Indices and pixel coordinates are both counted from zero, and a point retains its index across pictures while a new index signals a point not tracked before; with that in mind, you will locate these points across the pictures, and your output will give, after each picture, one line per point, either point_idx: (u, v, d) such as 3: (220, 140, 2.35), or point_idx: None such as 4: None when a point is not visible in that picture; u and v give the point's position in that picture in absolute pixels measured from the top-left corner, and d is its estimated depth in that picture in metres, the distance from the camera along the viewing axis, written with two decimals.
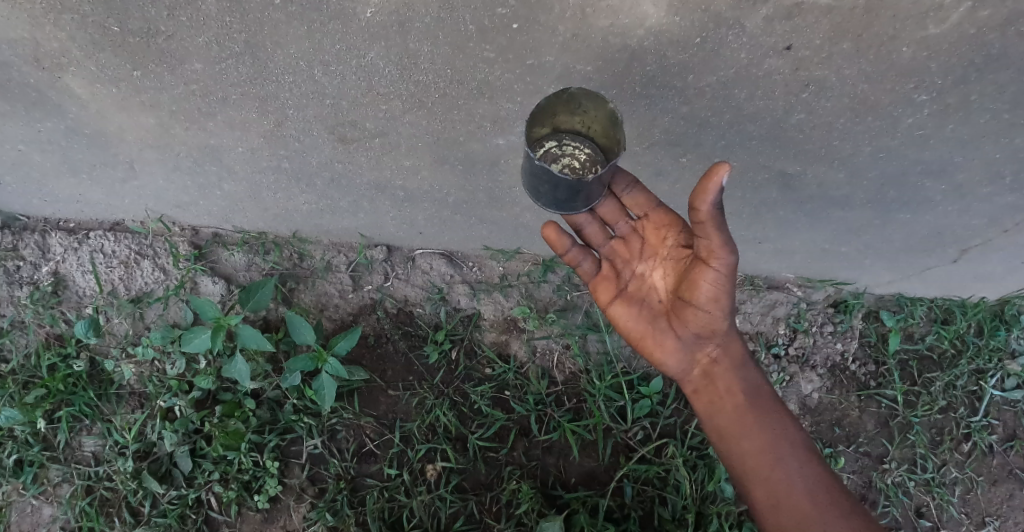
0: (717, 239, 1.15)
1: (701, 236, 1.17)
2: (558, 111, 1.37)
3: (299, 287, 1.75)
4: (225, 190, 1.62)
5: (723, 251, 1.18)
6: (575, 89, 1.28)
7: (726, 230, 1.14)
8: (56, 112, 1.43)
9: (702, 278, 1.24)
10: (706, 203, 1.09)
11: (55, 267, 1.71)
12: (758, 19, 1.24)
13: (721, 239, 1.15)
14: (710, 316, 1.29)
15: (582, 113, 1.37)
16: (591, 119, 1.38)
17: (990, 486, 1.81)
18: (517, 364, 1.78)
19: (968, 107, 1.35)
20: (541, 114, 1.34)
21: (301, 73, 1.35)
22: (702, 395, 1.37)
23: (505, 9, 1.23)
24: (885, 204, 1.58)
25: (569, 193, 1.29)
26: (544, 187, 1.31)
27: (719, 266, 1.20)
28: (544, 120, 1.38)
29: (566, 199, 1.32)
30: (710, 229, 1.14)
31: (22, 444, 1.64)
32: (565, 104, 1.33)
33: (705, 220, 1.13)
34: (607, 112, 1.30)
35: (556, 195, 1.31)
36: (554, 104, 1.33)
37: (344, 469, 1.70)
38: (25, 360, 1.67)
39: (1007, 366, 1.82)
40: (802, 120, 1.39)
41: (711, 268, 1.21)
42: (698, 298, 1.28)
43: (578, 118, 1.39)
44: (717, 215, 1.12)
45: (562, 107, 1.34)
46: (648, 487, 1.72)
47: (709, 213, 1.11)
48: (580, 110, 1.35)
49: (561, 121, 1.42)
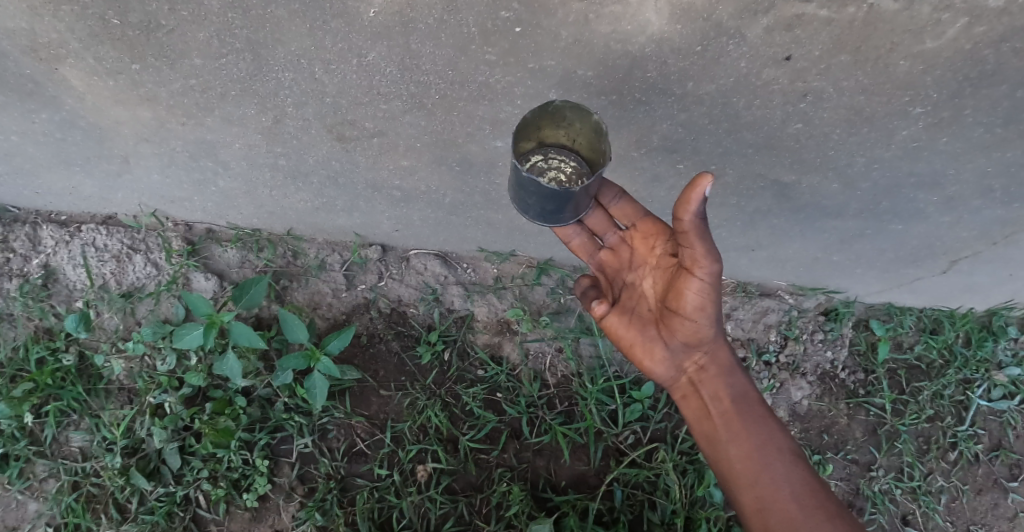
0: (699, 248, 1.16)
1: (685, 245, 1.17)
2: (544, 125, 1.36)
3: (292, 285, 1.74)
4: (220, 186, 1.61)
5: (707, 260, 1.18)
6: (560, 102, 1.27)
7: (709, 237, 1.15)
8: (51, 103, 1.41)
9: (687, 286, 1.25)
10: (690, 213, 1.10)
11: (46, 260, 1.69)
12: (759, 29, 1.25)
13: (704, 248, 1.16)
14: (696, 324, 1.29)
15: (567, 126, 1.36)
16: (576, 132, 1.38)
17: (975, 495, 1.83)
18: (509, 366, 1.78)
19: (962, 121, 1.37)
20: (527, 128, 1.33)
21: (301, 71, 1.34)
22: (691, 402, 1.37)
23: (509, 13, 1.23)
24: (878, 214, 1.59)
25: (558, 204, 1.29)
26: (532, 200, 1.31)
27: (703, 274, 1.20)
28: (529, 135, 1.37)
29: (555, 211, 1.32)
30: (694, 237, 1.14)
31: (8, 439, 1.62)
32: (551, 117, 1.33)
33: (687, 230, 1.13)
34: (592, 124, 1.29)
35: (545, 207, 1.31)
36: (539, 118, 1.32)
37: (334, 468, 1.69)
38: (13, 352, 1.65)
39: (994, 377, 1.84)
40: (799, 130, 1.41)
41: (695, 276, 1.22)
42: (684, 307, 1.28)
43: (563, 131, 1.39)
44: (700, 224, 1.13)
45: (547, 120, 1.34)
46: (638, 491, 1.72)
47: (693, 223, 1.12)
48: (566, 123, 1.35)
49: (546, 134, 1.41)
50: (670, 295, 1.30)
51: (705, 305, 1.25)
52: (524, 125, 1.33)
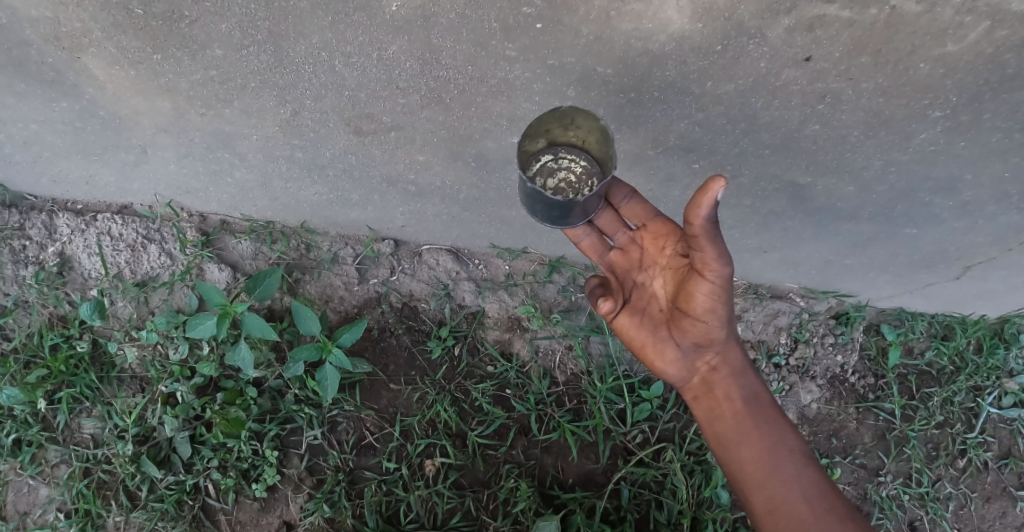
0: (710, 252, 1.16)
1: (696, 249, 1.17)
2: (552, 127, 1.37)
3: (305, 277, 1.74)
4: (236, 177, 1.62)
5: (718, 264, 1.18)
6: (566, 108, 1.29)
7: (720, 242, 1.15)
8: (71, 92, 1.44)
9: (697, 289, 1.24)
10: (700, 216, 1.09)
11: (61, 248, 1.70)
12: (780, 29, 1.26)
13: (715, 252, 1.16)
14: (708, 326, 1.29)
15: (576, 127, 1.37)
16: (585, 132, 1.38)
17: (983, 503, 1.83)
18: (519, 363, 1.79)
19: (980, 125, 1.37)
20: (532, 131, 1.34)
21: (321, 64, 1.36)
22: (701, 403, 1.37)
23: (531, 9, 1.26)
24: (893, 218, 1.59)
25: (562, 210, 1.35)
26: (539, 206, 1.38)
27: (714, 277, 1.20)
28: (537, 136, 1.38)
29: (560, 217, 1.38)
30: (705, 242, 1.14)
31: (21, 424, 1.64)
32: (559, 119, 1.34)
33: (699, 234, 1.13)
34: (599, 128, 1.30)
35: (551, 213, 1.38)
36: (546, 121, 1.33)
37: (343, 460, 1.70)
38: (27, 339, 1.67)
39: (1006, 384, 1.82)
40: (816, 132, 1.41)
41: (706, 279, 1.22)
42: (695, 308, 1.27)
43: (573, 131, 1.39)
44: (712, 229, 1.13)
45: (555, 123, 1.35)
46: (645, 490, 1.72)
47: (704, 227, 1.11)
48: (574, 124, 1.36)
49: (556, 134, 1.42)
50: (681, 296, 1.30)
51: (716, 307, 1.25)
52: (530, 128, 1.35)
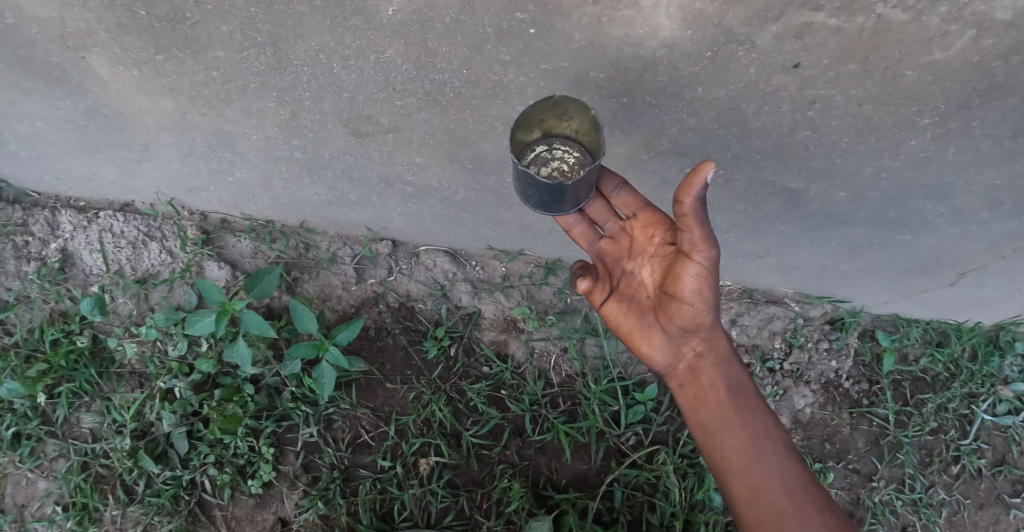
0: (697, 233, 1.18)
1: (682, 230, 1.19)
2: (547, 118, 1.38)
3: (303, 277, 1.76)
4: (236, 177, 1.65)
5: (704, 246, 1.20)
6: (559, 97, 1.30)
7: (707, 225, 1.17)
8: (77, 91, 1.46)
9: (684, 271, 1.26)
10: (690, 196, 1.12)
11: (64, 244, 1.72)
12: (769, 36, 1.26)
13: (701, 234, 1.18)
14: (695, 310, 1.31)
15: (568, 120, 1.38)
16: (577, 124, 1.38)
17: (977, 510, 1.83)
18: (514, 364, 1.80)
19: (970, 133, 1.38)
20: (526, 120, 1.36)
21: (320, 67, 1.38)
22: (686, 390, 1.38)
23: (524, 14, 1.26)
24: (885, 224, 1.60)
25: (554, 196, 1.32)
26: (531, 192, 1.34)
27: (700, 260, 1.23)
28: (531, 127, 1.40)
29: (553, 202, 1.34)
30: (692, 223, 1.17)
31: (21, 418, 1.66)
32: (552, 110, 1.35)
33: (687, 215, 1.16)
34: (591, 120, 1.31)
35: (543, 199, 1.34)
36: (540, 110, 1.34)
37: (338, 458, 1.72)
38: (28, 334, 1.69)
39: (1000, 392, 1.84)
40: (807, 138, 1.42)
41: (692, 261, 1.24)
42: (682, 292, 1.29)
43: (566, 124, 1.40)
44: (700, 210, 1.15)
45: (549, 114, 1.36)
46: (638, 492, 1.73)
47: (692, 208, 1.14)
48: (566, 116, 1.37)
49: (550, 126, 1.42)
50: (669, 281, 1.32)
51: (702, 290, 1.27)
52: (526, 119, 1.35)
